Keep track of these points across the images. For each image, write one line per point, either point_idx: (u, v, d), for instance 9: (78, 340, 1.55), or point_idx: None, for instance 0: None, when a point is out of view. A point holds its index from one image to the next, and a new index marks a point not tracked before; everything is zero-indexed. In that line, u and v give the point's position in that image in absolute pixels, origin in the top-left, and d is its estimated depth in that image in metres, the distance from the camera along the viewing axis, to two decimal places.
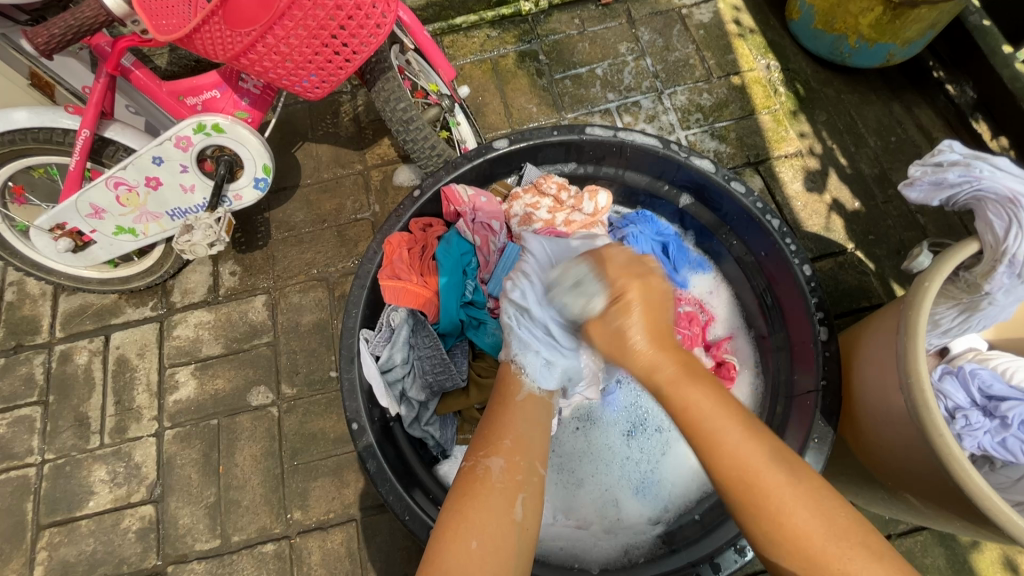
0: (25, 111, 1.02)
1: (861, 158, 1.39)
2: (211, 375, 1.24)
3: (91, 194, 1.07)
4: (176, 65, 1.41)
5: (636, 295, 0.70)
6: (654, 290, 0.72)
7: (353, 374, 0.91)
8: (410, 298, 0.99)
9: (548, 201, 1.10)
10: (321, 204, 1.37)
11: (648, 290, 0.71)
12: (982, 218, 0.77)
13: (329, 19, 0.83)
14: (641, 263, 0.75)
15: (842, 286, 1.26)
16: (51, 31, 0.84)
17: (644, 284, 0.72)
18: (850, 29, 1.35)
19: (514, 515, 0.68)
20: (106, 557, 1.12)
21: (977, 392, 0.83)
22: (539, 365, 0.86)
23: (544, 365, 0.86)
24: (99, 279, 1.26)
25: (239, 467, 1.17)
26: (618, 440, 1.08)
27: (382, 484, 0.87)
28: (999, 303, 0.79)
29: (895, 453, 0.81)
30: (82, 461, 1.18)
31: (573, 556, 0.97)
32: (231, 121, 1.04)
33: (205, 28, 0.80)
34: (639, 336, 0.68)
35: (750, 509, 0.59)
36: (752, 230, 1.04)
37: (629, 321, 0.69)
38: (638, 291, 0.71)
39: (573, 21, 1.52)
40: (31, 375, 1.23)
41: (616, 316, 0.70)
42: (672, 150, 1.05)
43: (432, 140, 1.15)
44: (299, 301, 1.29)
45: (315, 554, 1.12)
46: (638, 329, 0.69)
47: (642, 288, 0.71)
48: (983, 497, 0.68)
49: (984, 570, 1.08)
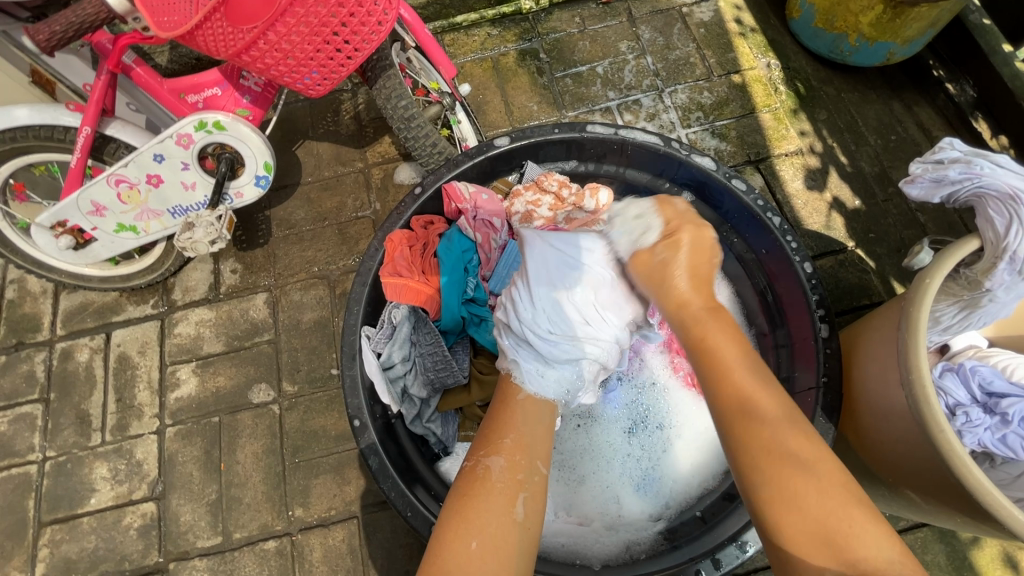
0: (26, 109, 1.02)
1: (861, 156, 1.39)
2: (212, 373, 1.24)
3: (91, 191, 1.07)
4: (176, 63, 1.41)
5: (687, 237, 0.90)
6: (704, 236, 0.90)
7: (355, 370, 0.91)
8: (412, 295, 1.00)
9: (549, 199, 1.10)
10: (322, 202, 1.37)
11: (699, 235, 0.90)
12: (983, 215, 0.78)
13: (331, 16, 0.84)
14: (699, 218, 0.95)
15: (842, 283, 1.26)
16: (53, 28, 0.85)
17: (695, 230, 0.91)
18: (850, 28, 1.35)
19: (515, 515, 0.68)
20: (107, 554, 1.12)
21: (977, 388, 0.83)
22: (533, 373, 0.86)
23: (537, 373, 0.86)
24: (100, 276, 1.26)
25: (240, 464, 1.18)
26: (619, 437, 1.08)
27: (384, 481, 0.87)
28: (999, 300, 0.80)
29: (895, 449, 0.82)
30: (84, 459, 1.18)
31: (574, 553, 0.97)
32: (232, 119, 1.04)
33: (208, 25, 0.80)
34: (681, 269, 0.87)
35: (759, 462, 0.65)
36: (753, 228, 1.04)
37: (677, 253, 0.89)
38: (691, 236, 0.90)
39: (573, 19, 1.52)
40: (32, 372, 1.23)
41: None
42: (672, 148, 1.05)
43: (433, 138, 1.15)
44: (300, 298, 1.29)
45: (316, 551, 1.12)
46: (682, 269, 0.87)
47: (694, 233, 0.91)
48: (983, 492, 0.68)
49: (984, 567, 1.08)
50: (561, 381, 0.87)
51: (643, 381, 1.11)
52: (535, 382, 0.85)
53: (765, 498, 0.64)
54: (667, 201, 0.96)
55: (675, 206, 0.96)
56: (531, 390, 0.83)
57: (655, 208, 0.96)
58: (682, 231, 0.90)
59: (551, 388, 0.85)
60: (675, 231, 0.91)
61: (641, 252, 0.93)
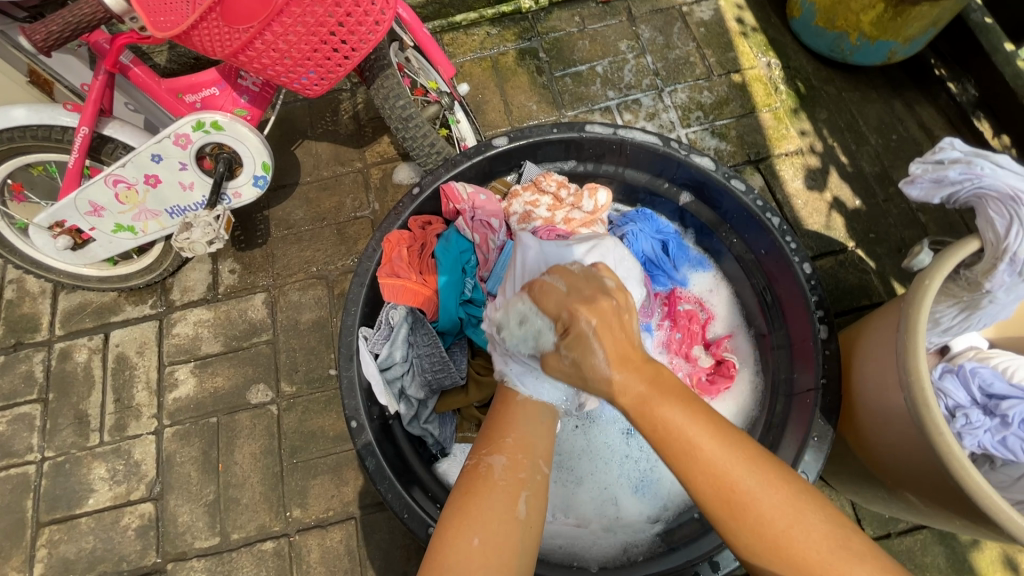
0: (24, 109, 1.02)
1: (862, 156, 1.38)
2: (211, 373, 1.24)
3: (89, 191, 1.07)
4: (175, 63, 1.41)
5: (586, 324, 0.69)
6: (602, 310, 0.71)
7: (352, 372, 0.91)
8: (410, 296, 0.99)
9: (548, 199, 1.10)
10: (321, 202, 1.37)
11: (596, 313, 0.70)
12: (983, 216, 0.77)
13: (328, 16, 0.83)
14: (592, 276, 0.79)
15: (842, 284, 1.26)
16: (48, 28, 0.85)
17: (591, 309, 0.70)
18: (851, 27, 1.35)
19: (518, 513, 0.67)
20: (105, 554, 1.12)
21: (977, 390, 0.83)
22: (535, 380, 0.83)
23: (539, 380, 0.84)
24: (99, 277, 1.26)
25: (239, 465, 1.17)
26: (617, 438, 1.08)
27: (381, 482, 0.87)
28: (1000, 301, 0.79)
29: (894, 452, 0.81)
30: (82, 459, 1.18)
31: (572, 554, 0.98)
32: (230, 118, 1.03)
33: (204, 25, 0.80)
34: (601, 361, 0.66)
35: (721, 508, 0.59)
36: (752, 228, 1.04)
37: (583, 349, 0.68)
38: (591, 318, 0.70)
39: (573, 18, 1.52)
40: (31, 373, 1.23)
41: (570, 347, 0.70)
42: (672, 148, 1.05)
43: (431, 138, 1.15)
44: (299, 299, 1.29)
45: (314, 552, 1.12)
46: (600, 346, 0.67)
47: (591, 312, 0.70)
48: (983, 496, 0.68)
49: (984, 570, 1.08)
50: (561, 384, 0.85)
51: None
52: (533, 388, 0.83)
53: (744, 543, 0.59)
54: (548, 284, 0.77)
55: (554, 289, 0.76)
56: (528, 394, 0.82)
57: (533, 305, 0.77)
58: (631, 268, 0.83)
59: (549, 391, 0.84)
60: (574, 307, 0.71)
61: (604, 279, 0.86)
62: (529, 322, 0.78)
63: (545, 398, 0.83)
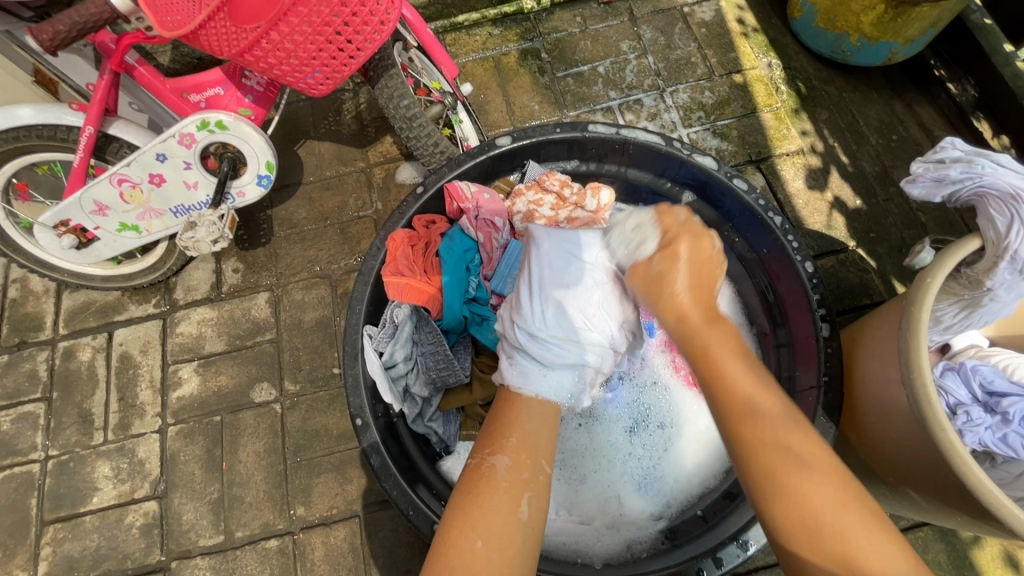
0: (29, 108, 1.02)
1: (862, 156, 1.39)
2: (215, 372, 1.24)
3: (94, 190, 1.07)
4: (178, 63, 1.41)
5: (686, 249, 0.75)
6: (704, 246, 0.76)
7: (357, 370, 0.91)
8: (414, 294, 1.00)
9: (551, 198, 1.11)
10: (324, 202, 1.37)
11: (697, 245, 0.75)
12: (984, 214, 0.78)
13: (334, 16, 0.84)
14: (705, 224, 0.80)
15: (843, 283, 1.26)
16: (56, 27, 0.85)
17: (695, 241, 0.76)
18: (852, 28, 1.35)
19: (520, 514, 0.68)
20: (109, 553, 1.13)
21: (978, 388, 0.83)
22: (539, 377, 0.82)
23: (543, 377, 0.83)
24: (103, 276, 1.26)
25: (242, 463, 1.18)
26: (620, 436, 1.08)
27: (386, 480, 0.88)
28: (1001, 299, 0.80)
29: (897, 449, 0.82)
30: (86, 457, 1.18)
31: (575, 551, 0.97)
32: (234, 118, 1.04)
33: (212, 24, 0.81)
34: (680, 285, 0.72)
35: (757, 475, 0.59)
36: (755, 227, 1.04)
37: (674, 264, 0.74)
38: (689, 247, 0.75)
39: (575, 19, 1.52)
40: (35, 371, 1.24)
41: (661, 263, 0.75)
42: (674, 148, 1.05)
43: (435, 137, 1.15)
44: (302, 298, 1.29)
45: (317, 550, 1.12)
46: (684, 280, 0.72)
47: (692, 245, 0.76)
48: (985, 492, 0.68)
49: (984, 567, 1.09)
50: (564, 385, 0.84)
51: (645, 380, 1.11)
52: (537, 387, 0.81)
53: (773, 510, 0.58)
54: (669, 209, 0.82)
55: (676, 214, 0.81)
56: (532, 393, 0.81)
57: (651, 219, 0.82)
58: (680, 241, 0.76)
59: (552, 391, 0.82)
60: (674, 241, 0.76)
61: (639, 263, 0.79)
62: (642, 229, 0.82)
63: (550, 399, 0.81)
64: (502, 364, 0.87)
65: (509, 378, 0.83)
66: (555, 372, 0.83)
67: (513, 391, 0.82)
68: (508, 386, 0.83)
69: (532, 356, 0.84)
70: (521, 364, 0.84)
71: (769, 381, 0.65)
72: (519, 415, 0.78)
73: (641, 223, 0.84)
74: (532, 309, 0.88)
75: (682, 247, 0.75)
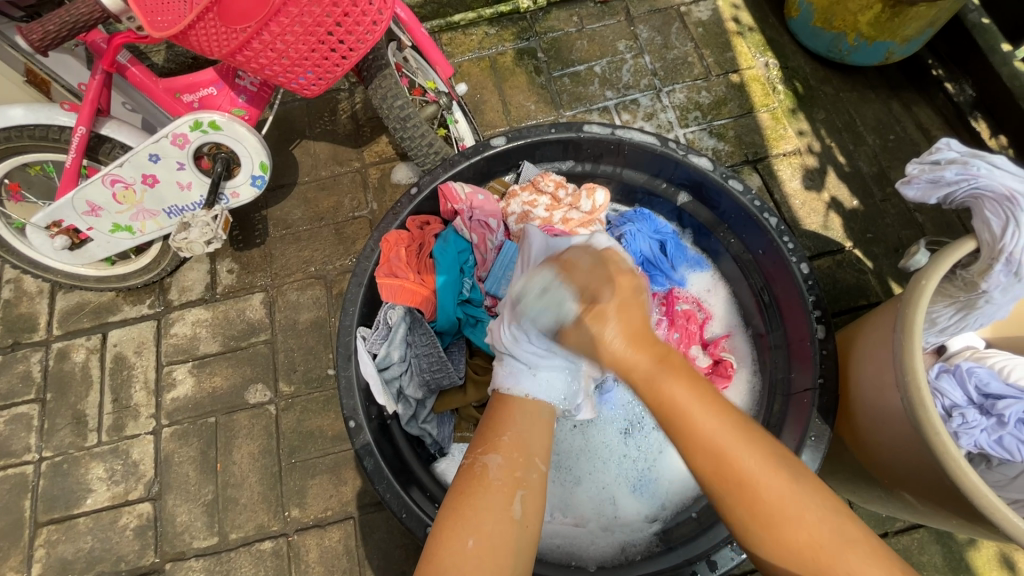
0: (21, 108, 1.02)
1: (860, 156, 1.39)
2: (209, 373, 1.24)
3: (87, 191, 1.06)
4: (173, 62, 1.41)
5: (611, 303, 0.67)
6: (626, 294, 0.68)
7: (350, 372, 0.91)
8: (407, 295, 0.99)
9: (546, 199, 1.10)
10: (319, 202, 1.37)
11: (620, 292, 0.68)
12: (979, 216, 0.77)
13: (326, 16, 0.83)
14: (609, 263, 0.73)
15: (840, 284, 1.26)
16: (45, 27, 0.85)
17: (616, 285, 0.69)
18: (849, 27, 1.35)
19: (513, 513, 0.68)
20: (103, 554, 1.12)
21: (973, 390, 0.83)
22: (531, 378, 0.82)
23: (535, 379, 0.82)
24: (96, 276, 1.26)
25: (237, 465, 1.17)
26: (615, 437, 1.08)
27: (379, 482, 0.87)
28: (996, 301, 0.79)
29: (891, 451, 0.82)
30: (80, 459, 1.18)
31: (570, 554, 0.98)
32: (228, 118, 1.03)
33: (201, 24, 0.80)
34: (616, 340, 0.64)
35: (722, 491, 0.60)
36: (750, 228, 1.04)
37: (605, 326, 0.65)
38: (613, 296, 0.68)
39: (571, 18, 1.52)
40: (28, 373, 1.23)
41: (591, 323, 0.66)
42: (669, 148, 1.05)
43: (429, 138, 1.15)
44: (297, 298, 1.29)
45: (312, 552, 1.12)
46: (615, 334, 0.65)
47: (614, 291, 0.68)
48: (979, 495, 0.68)
49: (980, 568, 1.08)
50: (556, 386, 0.83)
51: None
52: (529, 390, 0.81)
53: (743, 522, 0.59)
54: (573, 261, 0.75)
55: (581, 263, 0.74)
56: (522, 394, 0.81)
57: (559, 278, 0.74)
58: (603, 294, 0.68)
59: (544, 392, 0.82)
60: (601, 282, 0.70)
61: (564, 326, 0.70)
62: (552, 289, 0.74)
63: (541, 399, 0.81)
64: (495, 371, 0.86)
65: (501, 380, 0.83)
66: (547, 372, 0.83)
67: (504, 392, 0.82)
68: (501, 387, 0.83)
69: (522, 356, 0.84)
70: (511, 364, 0.84)
71: (724, 410, 0.61)
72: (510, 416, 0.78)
73: (547, 284, 0.76)
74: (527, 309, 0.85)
75: (603, 304, 0.67)
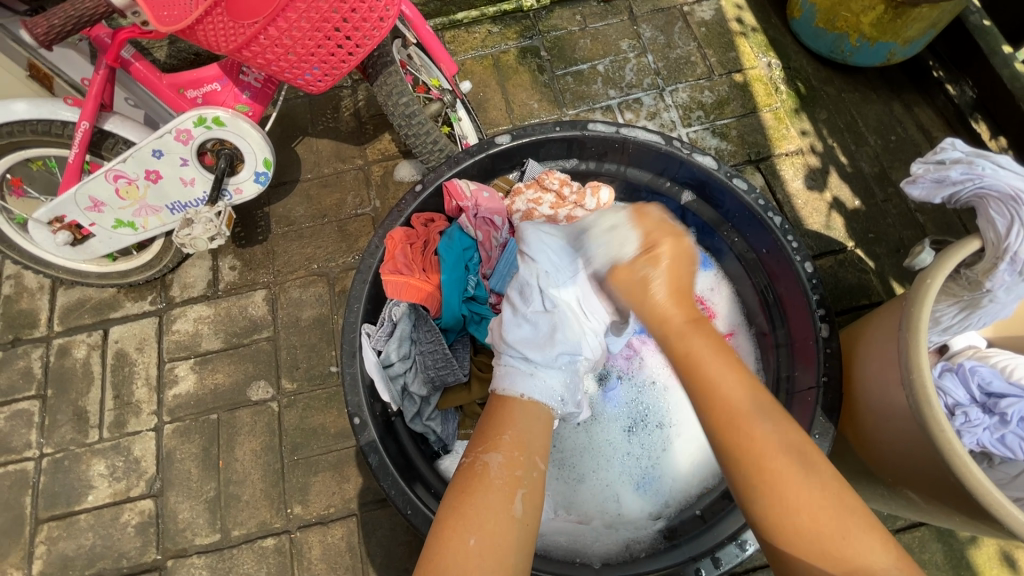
0: (24, 103, 1.01)
1: (861, 156, 1.39)
2: (211, 370, 1.23)
3: (90, 186, 1.06)
4: (175, 58, 1.41)
5: (667, 249, 0.75)
6: (683, 245, 0.76)
7: (355, 368, 0.91)
8: (413, 292, 1.00)
9: (551, 197, 1.10)
10: (322, 199, 1.37)
11: (679, 245, 0.76)
12: (984, 215, 0.78)
13: (333, 12, 0.83)
14: (677, 224, 0.81)
15: (842, 283, 1.27)
16: (50, 22, 0.84)
17: (676, 240, 0.76)
18: (851, 28, 1.35)
19: (514, 512, 0.67)
20: (104, 551, 1.12)
21: (976, 389, 0.83)
22: (526, 376, 0.81)
23: (530, 376, 0.82)
24: (98, 273, 1.25)
25: (239, 462, 1.17)
26: (619, 435, 1.08)
27: (384, 479, 0.87)
28: (1000, 300, 0.80)
29: (895, 450, 0.82)
30: (81, 456, 1.18)
31: (574, 551, 0.98)
32: (232, 114, 1.03)
33: (208, 19, 0.81)
34: (661, 287, 0.73)
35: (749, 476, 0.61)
36: (754, 227, 1.04)
37: (653, 270, 0.74)
38: (671, 246, 0.76)
39: (574, 17, 1.52)
40: (29, 369, 1.23)
41: (644, 265, 0.74)
42: (674, 147, 1.05)
43: (434, 135, 1.15)
44: (299, 295, 1.29)
45: (315, 550, 1.12)
46: (659, 274, 0.74)
47: (675, 244, 0.76)
48: (984, 493, 0.68)
49: (981, 566, 1.09)
50: (552, 388, 0.82)
51: (643, 379, 1.12)
52: (526, 388, 0.80)
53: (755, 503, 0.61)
54: (645, 211, 0.81)
55: (651, 213, 0.81)
56: (518, 393, 0.79)
57: (628, 220, 0.80)
58: (661, 244, 0.75)
59: (541, 392, 0.81)
60: (660, 241, 0.76)
61: (618, 265, 0.77)
62: (619, 230, 0.80)
63: (543, 401, 0.80)
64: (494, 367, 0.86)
65: (499, 381, 0.82)
66: (545, 374, 0.83)
67: (500, 392, 0.81)
68: (498, 388, 0.82)
69: (518, 358, 0.84)
70: (508, 365, 0.83)
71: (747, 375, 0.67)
72: (512, 417, 0.77)
73: (614, 223, 0.82)
74: (529, 310, 0.89)
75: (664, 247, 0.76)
